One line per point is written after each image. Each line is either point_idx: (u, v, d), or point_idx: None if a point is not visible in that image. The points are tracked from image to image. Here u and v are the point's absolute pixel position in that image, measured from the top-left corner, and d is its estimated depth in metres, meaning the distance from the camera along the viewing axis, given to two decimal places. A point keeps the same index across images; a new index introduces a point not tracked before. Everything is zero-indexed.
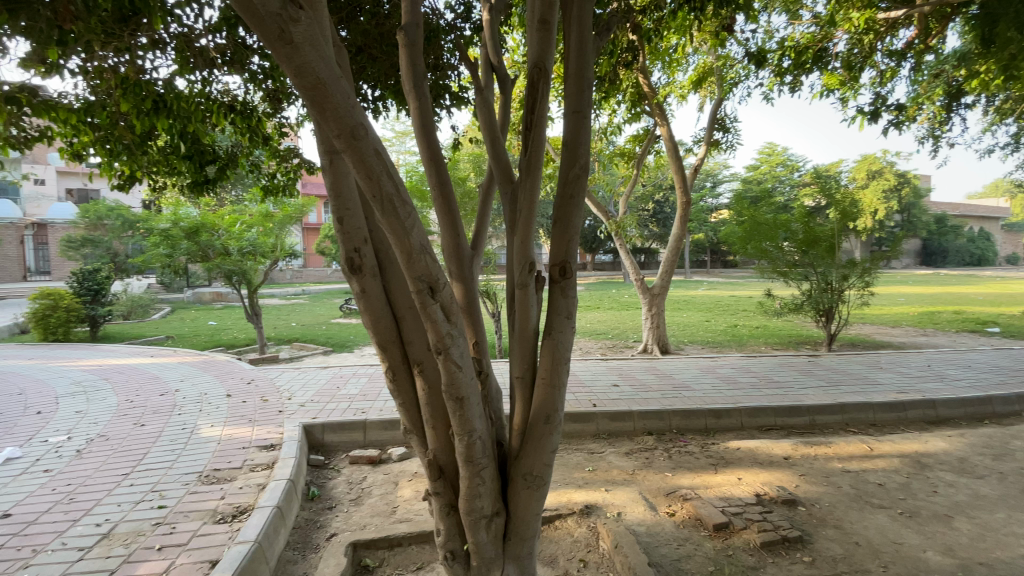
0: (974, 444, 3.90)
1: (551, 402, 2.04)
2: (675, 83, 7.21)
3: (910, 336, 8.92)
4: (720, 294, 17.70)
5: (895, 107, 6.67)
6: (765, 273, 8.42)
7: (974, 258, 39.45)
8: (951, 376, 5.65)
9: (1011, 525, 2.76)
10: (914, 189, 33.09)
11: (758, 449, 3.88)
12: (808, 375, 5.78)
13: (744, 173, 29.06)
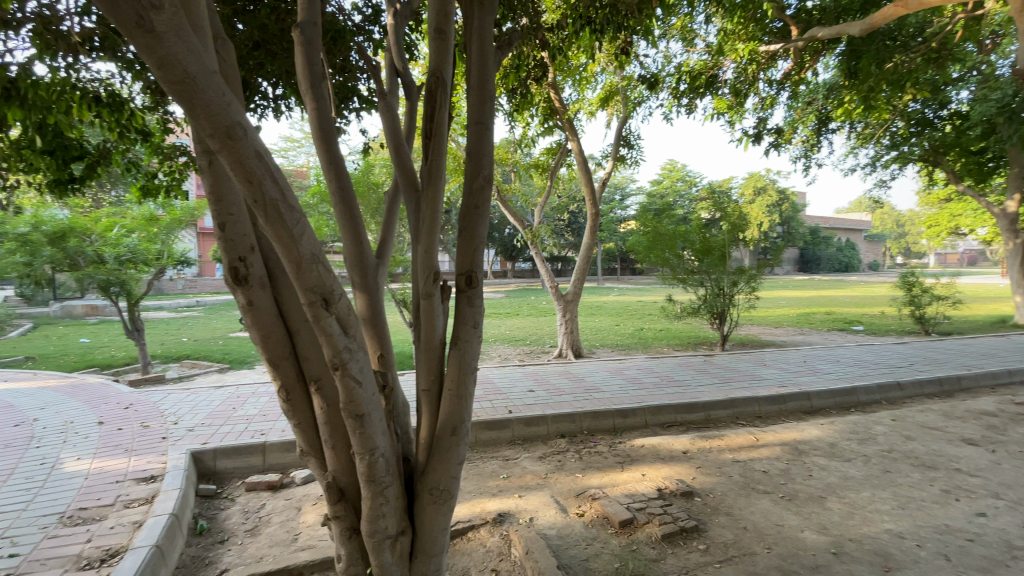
0: (842, 431, 4.41)
1: (458, 413, 2.00)
2: (584, 100, 7.55)
3: (790, 335, 10.00)
4: (630, 299, 18.75)
5: (774, 131, 7.51)
6: (668, 280, 9.06)
7: (841, 265, 45.33)
8: (823, 370, 6.40)
9: (871, 501, 3.14)
10: (791, 205, 37.53)
11: (660, 446, 4.12)
12: (704, 373, 6.27)
13: (649, 187, 31.20)
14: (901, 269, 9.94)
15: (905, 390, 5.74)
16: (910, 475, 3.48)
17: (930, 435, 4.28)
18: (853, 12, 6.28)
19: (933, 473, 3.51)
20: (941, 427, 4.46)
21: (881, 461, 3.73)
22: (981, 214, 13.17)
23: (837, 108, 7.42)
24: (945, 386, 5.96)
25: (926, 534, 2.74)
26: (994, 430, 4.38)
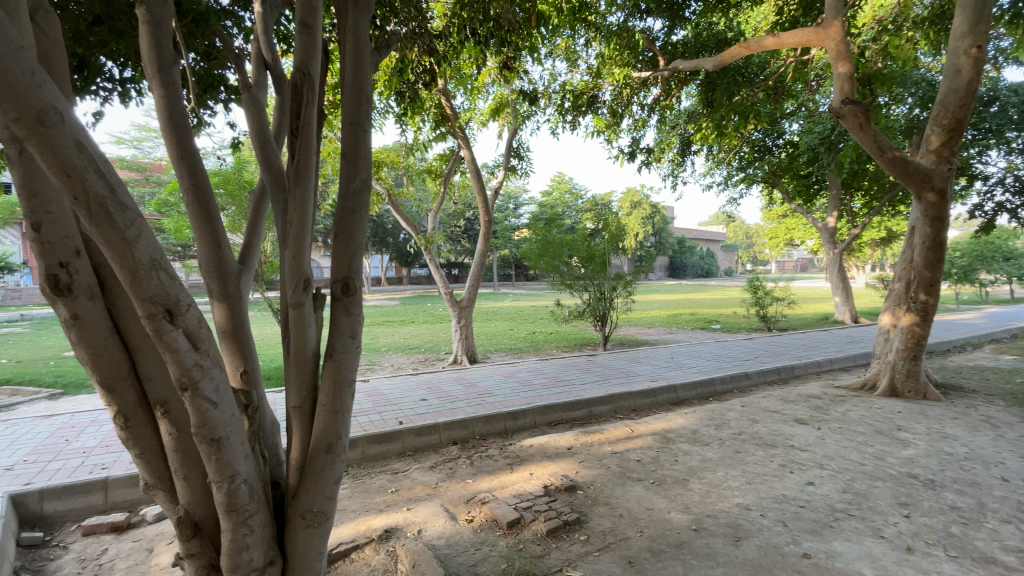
0: (702, 418, 4.98)
1: (333, 429, 1.90)
2: (476, 110, 7.67)
3: (663, 334, 11.04)
4: (524, 304, 19.33)
5: (646, 150, 8.30)
6: (556, 286, 9.51)
7: (706, 270, 51.25)
8: (688, 364, 7.17)
9: (725, 479, 3.57)
10: (663, 217, 41.76)
11: (547, 444, 4.30)
12: (588, 372, 6.69)
13: (540, 198, 32.57)
14: (750, 274, 11.50)
15: (752, 379, 6.63)
16: (756, 454, 4.01)
17: (771, 417, 4.99)
18: (709, 48, 7.18)
19: (773, 450, 4.09)
20: (779, 410, 5.23)
21: (734, 443, 4.26)
22: (808, 229, 15.73)
23: (697, 133, 8.40)
24: (782, 373, 7.00)
25: (767, 504, 3.18)
26: (817, 410, 5.23)
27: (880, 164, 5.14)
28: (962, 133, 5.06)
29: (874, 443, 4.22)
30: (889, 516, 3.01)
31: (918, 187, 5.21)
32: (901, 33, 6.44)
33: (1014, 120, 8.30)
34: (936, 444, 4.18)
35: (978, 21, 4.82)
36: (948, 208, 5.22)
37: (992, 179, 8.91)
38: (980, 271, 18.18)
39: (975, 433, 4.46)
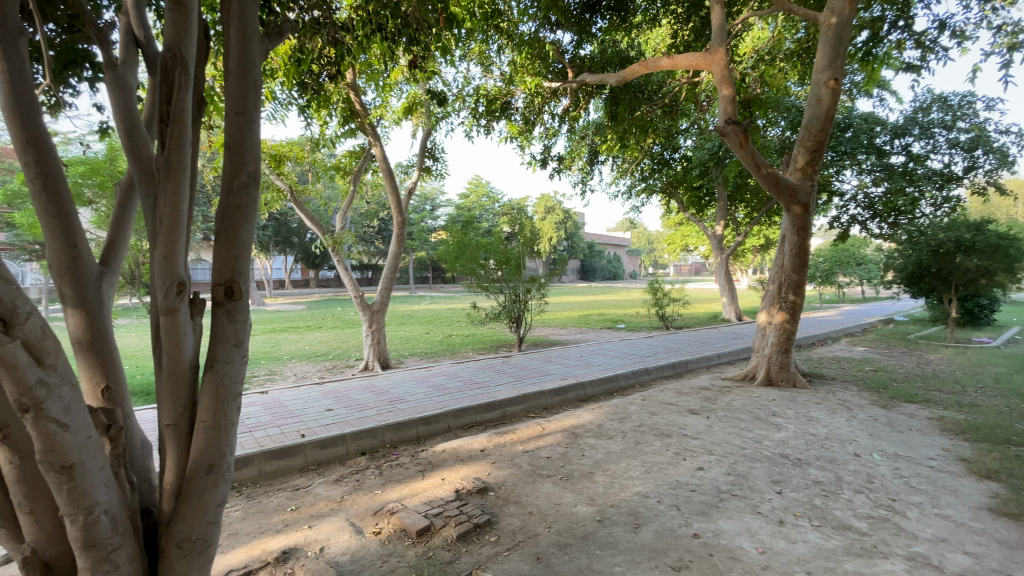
0: (608, 413, 5.25)
1: (216, 448, 1.74)
2: (388, 108, 7.48)
3: (574, 334, 11.49)
4: (439, 307, 19.10)
5: (556, 158, 8.63)
6: (472, 289, 9.53)
7: (613, 273, 54.29)
8: (596, 362, 7.53)
9: (626, 470, 3.78)
10: (575, 223, 43.68)
11: (459, 448, 4.28)
12: (501, 373, 6.76)
13: (457, 200, 32.45)
14: (650, 277, 12.36)
15: (652, 374, 7.13)
16: (654, 444, 4.30)
17: (668, 409, 5.39)
18: (613, 65, 7.63)
19: (669, 440, 4.41)
20: (675, 402, 5.66)
21: (635, 435, 4.54)
22: (701, 236, 17.25)
23: (605, 143, 8.88)
24: (678, 368, 7.60)
25: (663, 491, 3.42)
26: (707, 400, 5.74)
27: (757, 179, 5.76)
28: (822, 154, 5.83)
29: (754, 428, 4.72)
30: (766, 493, 3.37)
31: (787, 201, 5.93)
32: (775, 64, 7.36)
33: (863, 145, 9.71)
34: (803, 427, 4.76)
35: (835, 57, 5.59)
36: (810, 219, 5.99)
37: (847, 196, 10.38)
38: (837, 275, 21.12)
39: (833, 415, 5.14)
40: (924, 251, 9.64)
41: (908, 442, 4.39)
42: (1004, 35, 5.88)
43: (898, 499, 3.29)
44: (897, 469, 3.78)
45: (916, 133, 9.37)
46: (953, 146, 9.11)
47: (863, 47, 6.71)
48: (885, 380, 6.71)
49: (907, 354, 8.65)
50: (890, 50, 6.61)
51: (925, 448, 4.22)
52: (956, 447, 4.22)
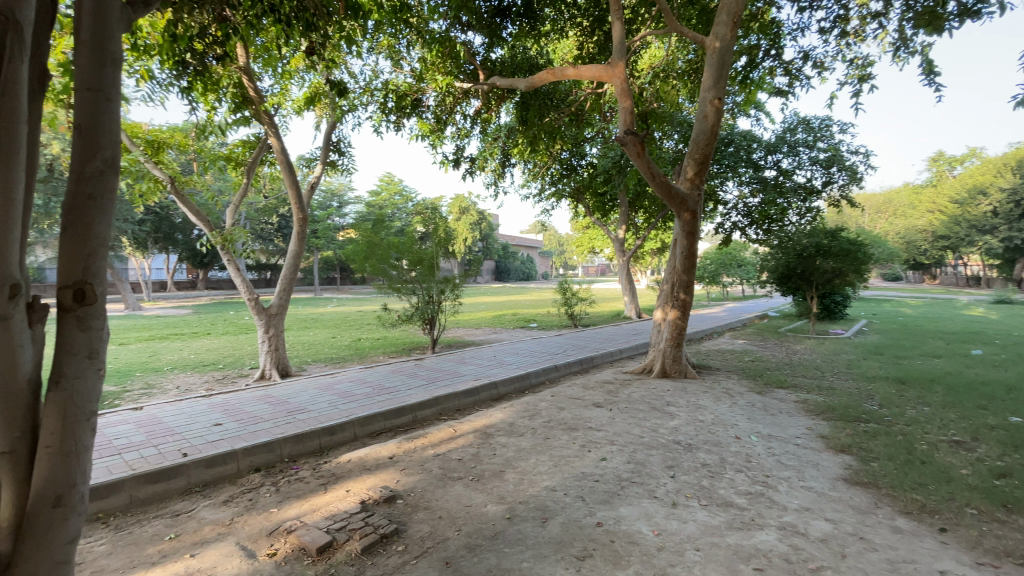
0: (519, 411, 5.34)
1: (66, 473, 1.60)
2: (287, 97, 7.00)
3: (487, 335, 11.56)
4: (347, 310, 18.21)
5: (469, 157, 8.64)
6: (383, 290, 9.21)
7: (525, 274, 55.55)
8: (508, 361, 7.63)
9: (535, 466, 3.87)
10: (489, 224, 44.08)
11: (366, 457, 4.11)
12: (412, 377, 6.59)
13: (367, 198, 31.19)
14: (560, 278, 12.81)
15: (561, 371, 7.39)
16: (562, 438, 4.45)
17: (574, 403, 5.61)
18: (523, 71, 7.82)
19: (575, 433, 4.59)
20: (582, 396, 5.91)
21: (544, 431, 4.66)
22: (606, 239, 18.23)
23: (516, 146, 9.07)
24: (584, 364, 7.95)
25: (570, 483, 3.54)
26: (611, 394, 6.07)
27: (652, 188, 6.20)
28: (707, 165, 6.44)
29: (652, 418, 5.07)
30: (662, 478, 3.63)
31: (678, 208, 6.47)
32: (669, 81, 8.10)
33: (743, 159, 10.85)
34: (694, 414, 5.21)
35: (719, 78, 6.15)
36: (698, 225, 6.59)
37: (729, 205, 11.53)
38: (722, 275, 23.46)
39: (719, 402, 5.69)
40: (792, 254, 11.02)
41: (779, 423, 4.97)
42: (852, 68, 6.91)
43: (771, 475, 3.71)
44: (771, 448, 4.26)
45: (785, 150, 10.65)
46: (814, 163, 10.51)
47: (743, 71, 7.52)
48: (761, 369, 7.56)
49: (778, 346, 9.82)
50: (765, 75, 7.46)
51: (792, 428, 4.82)
52: (816, 426, 4.87)
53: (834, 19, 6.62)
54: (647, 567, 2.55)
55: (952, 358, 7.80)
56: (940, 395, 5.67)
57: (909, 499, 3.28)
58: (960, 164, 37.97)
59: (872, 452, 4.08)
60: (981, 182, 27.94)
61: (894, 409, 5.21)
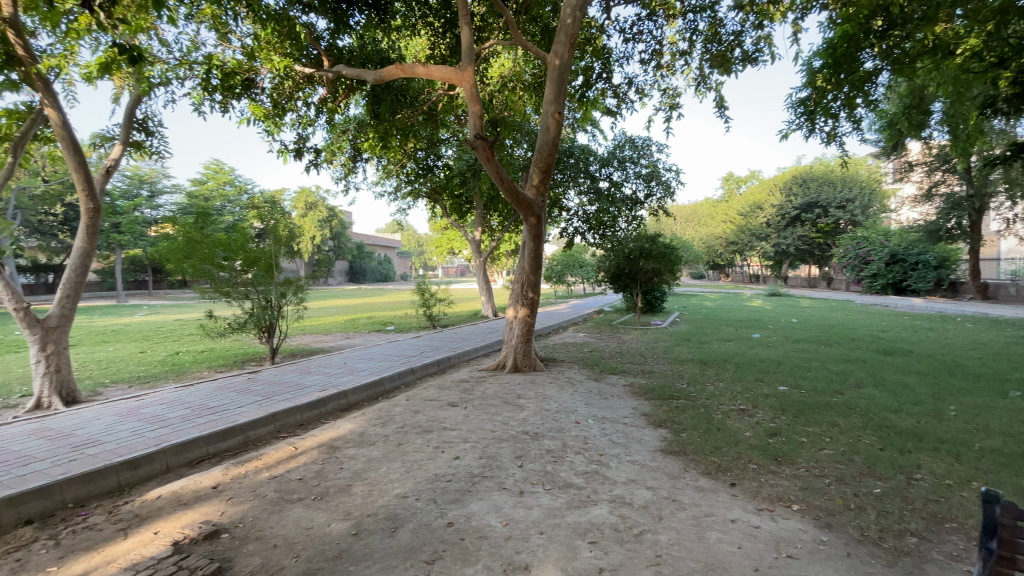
0: (369, 419, 5.11)
1: None
2: (74, 59, 5.72)
3: (337, 340, 10.85)
4: (163, 319, 15.50)
5: (313, 149, 8.06)
6: (207, 295, 8.02)
7: (381, 275, 53.72)
8: (358, 368, 7.24)
9: (386, 474, 3.73)
10: (339, 222, 41.68)
11: (183, 490, 3.53)
12: (246, 392, 5.86)
13: (189, 187, 27.01)
14: (416, 278, 12.61)
15: (416, 373, 7.28)
16: (415, 442, 4.38)
17: (429, 405, 5.56)
18: (373, 62, 7.50)
19: (428, 435, 4.55)
20: (437, 398, 5.89)
21: (396, 437, 4.53)
22: (463, 240, 18.52)
23: (366, 142, 8.70)
24: (441, 365, 7.95)
25: (422, 487, 3.49)
26: (465, 392, 6.15)
27: (501, 192, 6.44)
28: (550, 174, 6.92)
29: (503, 411, 5.27)
30: (510, 469, 3.79)
31: (524, 212, 6.84)
32: (516, 92, 8.53)
33: (582, 170, 11.92)
34: (541, 404, 5.56)
35: (559, 94, 6.63)
36: (543, 228, 7.05)
37: (571, 211, 12.52)
38: (567, 275, 25.61)
39: (563, 391, 6.16)
40: (620, 256, 12.96)
41: (612, 406, 5.57)
42: (665, 97, 8.05)
43: (605, 454, 4.14)
44: (605, 429, 4.75)
45: (615, 164, 11.98)
46: (638, 177, 12.00)
47: (580, 90, 8.27)
48: (599, 359, 8.41)
49: (613, 337, 11.04)
50: (598, 96, 8.29)
51: (622, 409, 5.44)
52: (641, 405, 5.57)
53: (652, 52, 7.64)
54: (496, 559, 2.63)
55: (739, 341, 9.61)
56: (730, 372, 6.94)
57: (708, 461, 3.93)
58: (742, 184, 47.15)
59: (682, 425, 4.80)
60: (757, 199, 34.90)
61: (699, 387, 6.22)
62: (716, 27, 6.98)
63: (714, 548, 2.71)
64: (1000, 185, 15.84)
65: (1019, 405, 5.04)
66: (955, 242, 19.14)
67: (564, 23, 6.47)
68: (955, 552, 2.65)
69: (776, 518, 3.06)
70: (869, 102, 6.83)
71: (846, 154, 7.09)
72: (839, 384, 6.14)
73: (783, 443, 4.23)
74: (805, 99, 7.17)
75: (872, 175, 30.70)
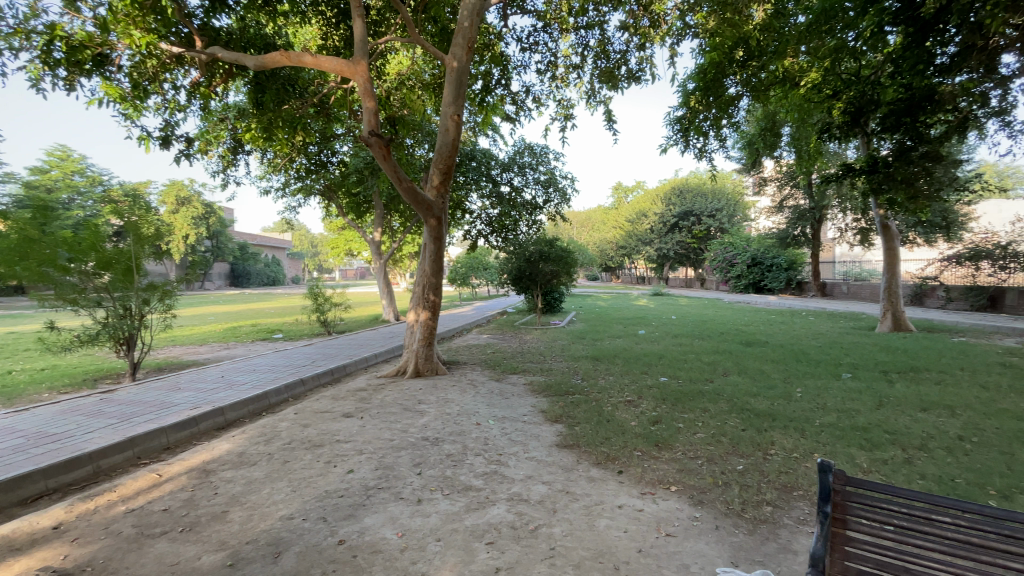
0: (252, 437, 4.68)
1: None
2: None
3: (216, 351, 9.80)
4: None
5: (184, 138, 7.24)
6: (45, 303, 6.78)
7: (270, 278, 49.66)
8: (239, 381, 6.59)
9: (269, 496, 3.43)
10: (218, 219, 37.91)
11: (11, 534, 2.95)
12: (97, 415, 5.06)
13: (23, 176, 22.88)
14: (309, 281, 11.82)
15: (307, 385, 6.81)
16: (304, 459, 4.09)
17: (321, 418, 5.23)
18: (256, 48, 6.95)
19: (319, 450, 4.28)
20: (330, 409, 5.57)
21: (282, 454, 4.20)
22: (361, 241, 17.79)
23: (247, 133, 7.96)
24: (335, 374, 7.53)
25: (310, 506, 3.27)
26: (362, 401, 5.89)
27: (399, 192, 6.26)
28: (450, 176, 6.88)
29: (402, 418, 5.13)
30: (408, 478, 3.69)
31: (424, 214, 6.73)
32: (415, 90, 8.53)
33: (484, 174, 12.05)
34: (442, 409, 5.50)
35: (458, 96, 6.62)
36: (443, 230, 6.99)
37: (474, 214, 12.57)
38: (471, 278, 25.74)
39: (464, 394, 6.16)
40: (522, 259, 13.43)
41: (512, 405, 5.68)
42: (560, 107, 8.43)
43: (503, 453, 4.20)
44: (504, 429, 4.83)
45: (516, 170, 12.27)
46: (537, 183, 12.38)
47: (480, 94, 8.35)
48: (500, 359, 8.54)
49: (514, 337, 11.29)
50: (497, 102, 8.44)
51: (521, 408, 5.57)
52: (540, 403, 5.76)
53: (547, 63, 7.96)
54: (391, 572, 2.54)
55: (628, 338, 10.35)
56: (621, 366, 7.44)
57: (599, 452, 4.17)
58: (631, 193, 50.97)
59: (577, 419, 5.04)
60: (643, 207, 38.05)
61: (593, 381, 6.58)
62: (605, 44, 7.45)
63: (603, 535, 2.88)
64: (832, 199, 18.89)
65: (846, 385, 6.03)
66: (800, 247, 22.44)
67: (462, 26, 6.48)
68: (799, 515, 3.09)
69: (657, 501, 3.33)
70: (733, 123, 7.73)
71: (714, 168, 7.96)
72: (711, 373, 6.86)
73: (665, 430, 4.62)
74: (681, 118, 7.92)
75: (737, 189, 34.90)
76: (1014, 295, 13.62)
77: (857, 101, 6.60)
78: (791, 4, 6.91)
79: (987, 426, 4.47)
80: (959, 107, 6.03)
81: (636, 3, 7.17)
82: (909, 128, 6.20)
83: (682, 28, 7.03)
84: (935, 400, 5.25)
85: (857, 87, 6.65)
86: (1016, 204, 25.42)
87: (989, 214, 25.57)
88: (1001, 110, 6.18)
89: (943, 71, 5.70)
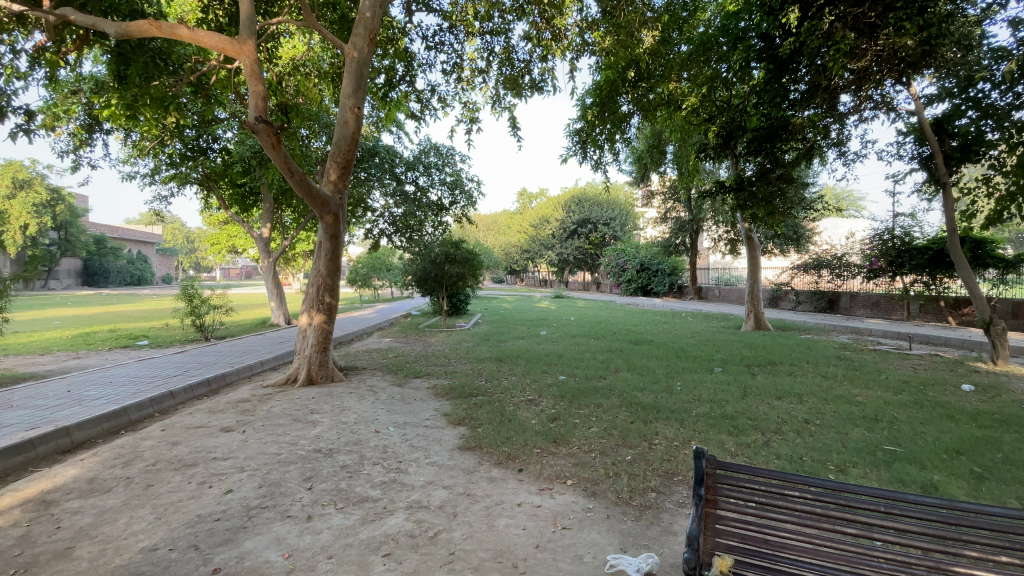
0: (105, 460, 4.05)
1: None
2: None
3: (61, 361, 8.33)
4: None
5: (25, 112, 6.11)
6: None
7: (132, 277, 43.59)
8: (89, 397, 5.64)
9: (126, 526, 2.98)
10: (69, 208, 32.52)
11: None
12: None
13: None
14: (182, 280, 10.50)
15: (177, 398, 6.05)
16: (172, 481, 3.63)
17: (194, 434, 4.68)
18: (120, 14, 6.11)
19: (191, 470, 3.83)
20: (206, 424, 5.01)
21: (145, 478, 3.68)
22: (247, 237, 16.33)
23: (105, 109, 6.86)
24: (213, 385, 6.79)
25: (178, 534, 2.90)
26: (244, 413, 5.37)
27: (290, 185, 5.79)
28: (349, 171, 6.56)
29: (291, 430, 4.77)
30: (297, 494, 3.44)
31: (320, 210, 6.33)
32: (311, 78, 8.03)
33: (387, 171, 11.74)
34: (337, 417, 5.21)
35: (358, 88, 6.31)
36: (340, 228, 6.62)
37: (376, 212, 12.11)
38: (373, 279, 24.80)
39: (363, 401, 5.88)
40: (427, 260, 13.20)
41: (413, 410, 5.55)
42: (466, 110, 8.43)
43: (403, 460, 4.08)
44: (404, 435, 4.70)
45: (420, 169, 12.02)
46: (442, 184, 12.18)
47: (383, 88, 8.10)
48: (402, 363, 8.32)
49: (418, 340, 11.06)
50: (401, 98, 8.21)
51: (423, 412, 5.46)
52: (442, 406, 5.69)
53: (453, 64, 7.94)
54: None
55: (530, 339, 10.61)
56: (522, 366, 7.62)
57: (499, 451, 4.23)
58: (535, 199, 52.84)
59: (478, 420, 5.06)
60: (545, 213, 39.62)
61: (496, 382, 6.67)
62: (509, 52, 7.61)
63: (503, 534, 2.92)
64: (707, 213, 21.21)
65: (718, 378, 6.75)
66: (682, 254, 24.73)
67: (364, 16, 6.22)
68: (679, 499, 3.39)
69: (554, 495, 3.44)
70: (625, 139, 8.31)
71: (608, 180, 8.48)
72: (605, 371, 7.28)
73: (562, 427, 4.81)
74: (579, 130, 8.34)
75: (629, 200, 37.46)
76: (846, 299, 16.10)
77: (727, 126, 7.45)
78: (676, 33, 7.63)
79: (826, 410, 5.26)
80: (807, 136, 7.10)
81: (539, 15, 7.42)
82: (768, 152, 7.19)
83: (581, 44, 7.41)
84: (787, 389, 6.07)
85: (728, 113, 7.45)
86: (847, 223, 30.40)
87: (829, 231, 30.37)
88: (838, 142, 7.34)
89: (796, 104, 6.62)
